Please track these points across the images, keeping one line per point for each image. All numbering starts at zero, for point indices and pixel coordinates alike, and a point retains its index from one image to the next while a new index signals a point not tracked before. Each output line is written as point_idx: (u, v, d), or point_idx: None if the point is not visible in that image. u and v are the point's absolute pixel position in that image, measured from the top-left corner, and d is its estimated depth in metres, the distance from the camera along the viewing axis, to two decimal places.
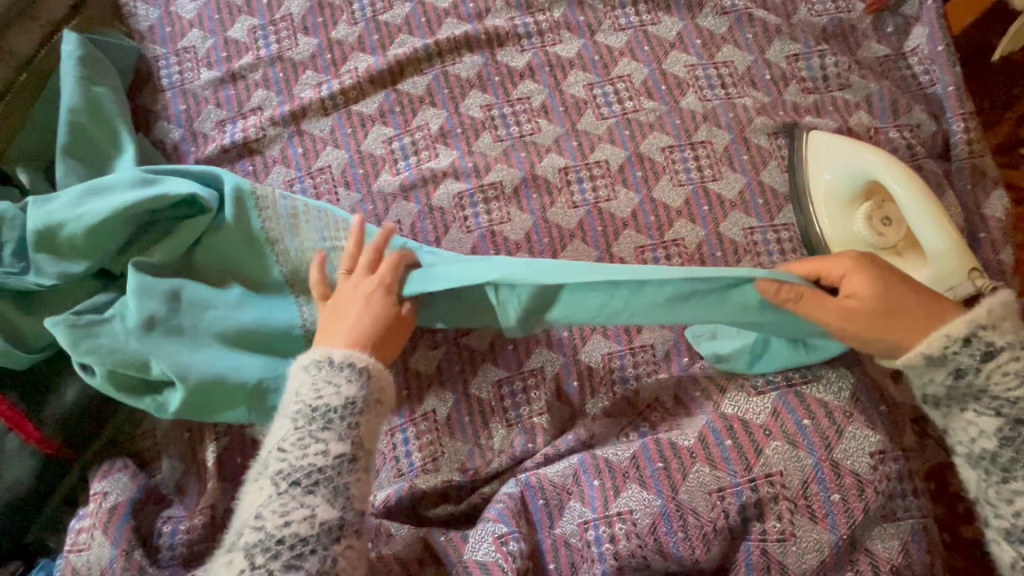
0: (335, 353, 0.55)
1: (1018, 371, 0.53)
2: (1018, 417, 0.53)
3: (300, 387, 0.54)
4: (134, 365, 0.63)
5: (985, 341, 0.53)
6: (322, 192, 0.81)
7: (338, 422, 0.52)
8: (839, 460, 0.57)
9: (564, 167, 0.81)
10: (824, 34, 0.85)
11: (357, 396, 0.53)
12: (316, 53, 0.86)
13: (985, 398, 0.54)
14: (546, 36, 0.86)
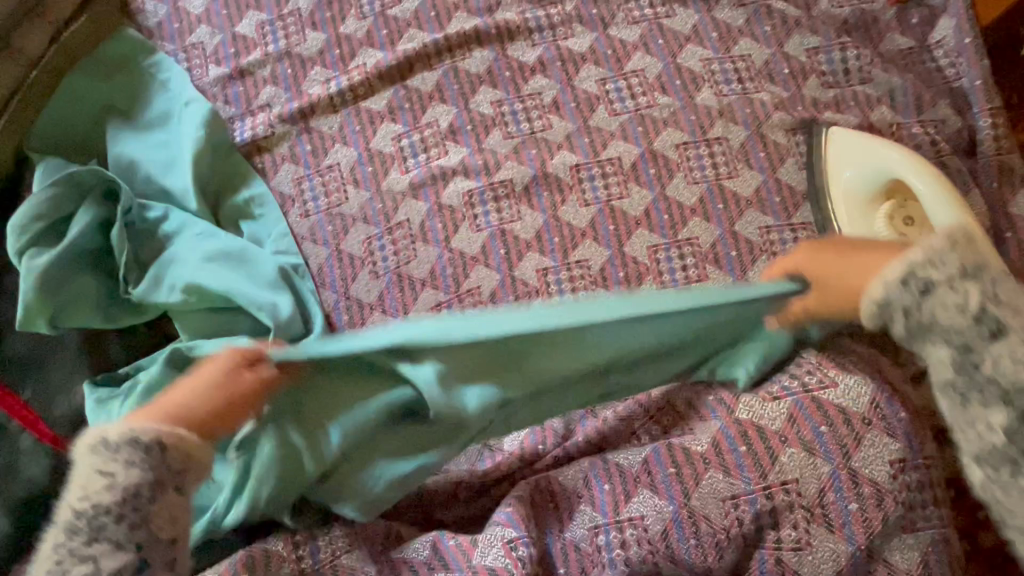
0: (130, 432, 0.47)
1: (961, 304, 0.46)
2: (969, 343, 0.46)
3: (82, 470, 0.47)
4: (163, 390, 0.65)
5: (924, 282, 0.47)
6: (331, 190, 0.80)
7: (111, 526, 0.46)
8: (857, 469, 0.56)
9: (575, 164, 0.79)
10: (845, 26, 0.82)
11: (133, 484, 0.46)
12: (324, 49, 0.85)
13: (936, 334, 0.47)
14: (557, 30, 0.84)
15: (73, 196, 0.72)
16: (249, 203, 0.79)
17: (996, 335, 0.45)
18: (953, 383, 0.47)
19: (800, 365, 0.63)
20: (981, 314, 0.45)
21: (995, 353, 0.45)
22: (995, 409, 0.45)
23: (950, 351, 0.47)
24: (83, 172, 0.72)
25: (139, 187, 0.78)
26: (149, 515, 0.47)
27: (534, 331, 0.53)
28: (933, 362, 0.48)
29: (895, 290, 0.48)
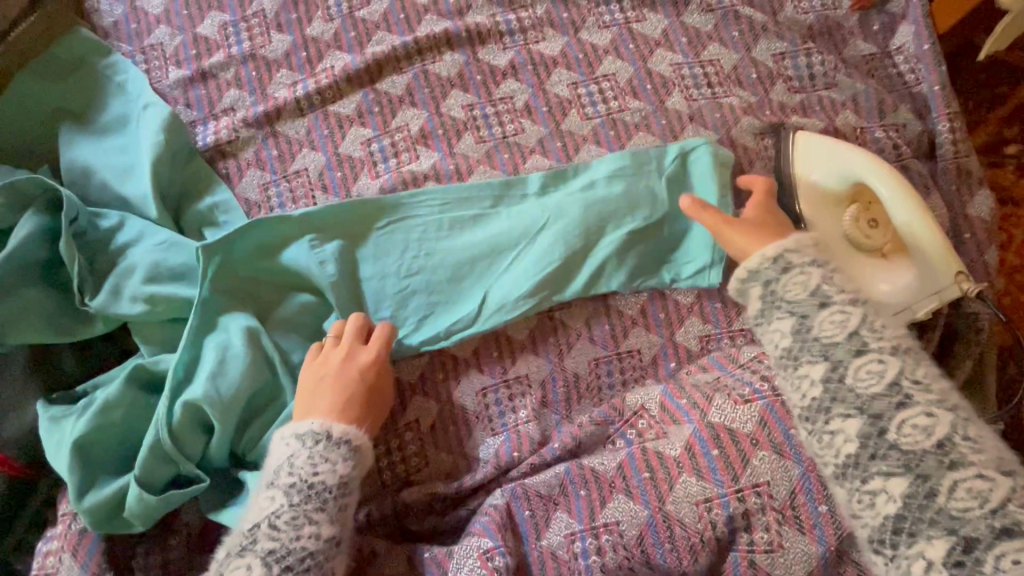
0: (336, 428, 0.59)
1: (804, 283, 0.56)
2: (806, 314, 0.55)
3: (297, 459, 0.58)
4: (113, 409, 0.63)
5: (788, 261, 0.57)
6: (299, 196, 0.78)
7: (331, 502, 0.57)
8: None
9: (548, 169, 0.79)
10: (810, 32, 0.84)
11: (350, 475, 0.58)
12: (290, 51, 0.83)
13: (784, 306, 0.56)
14: (528, 34, 0.84)
15: (17, 207, 0.68)
16: (211, 209, 0.76)
17: (859, 352, 0.52)
18: (809, 376, 0.53)
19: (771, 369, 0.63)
20: (852, 331, 0.53)
21: (855, 364, 0.52)
22: (840, 407, 0.51)
23: (794, 320, 0.55)
24: (27, 181, 0.68)
25: (94, 195, 0.75)
26: (346, 504, 0.58)
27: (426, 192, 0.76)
28: (792, 351, 0.55)
29: (766, 264, 0.58)
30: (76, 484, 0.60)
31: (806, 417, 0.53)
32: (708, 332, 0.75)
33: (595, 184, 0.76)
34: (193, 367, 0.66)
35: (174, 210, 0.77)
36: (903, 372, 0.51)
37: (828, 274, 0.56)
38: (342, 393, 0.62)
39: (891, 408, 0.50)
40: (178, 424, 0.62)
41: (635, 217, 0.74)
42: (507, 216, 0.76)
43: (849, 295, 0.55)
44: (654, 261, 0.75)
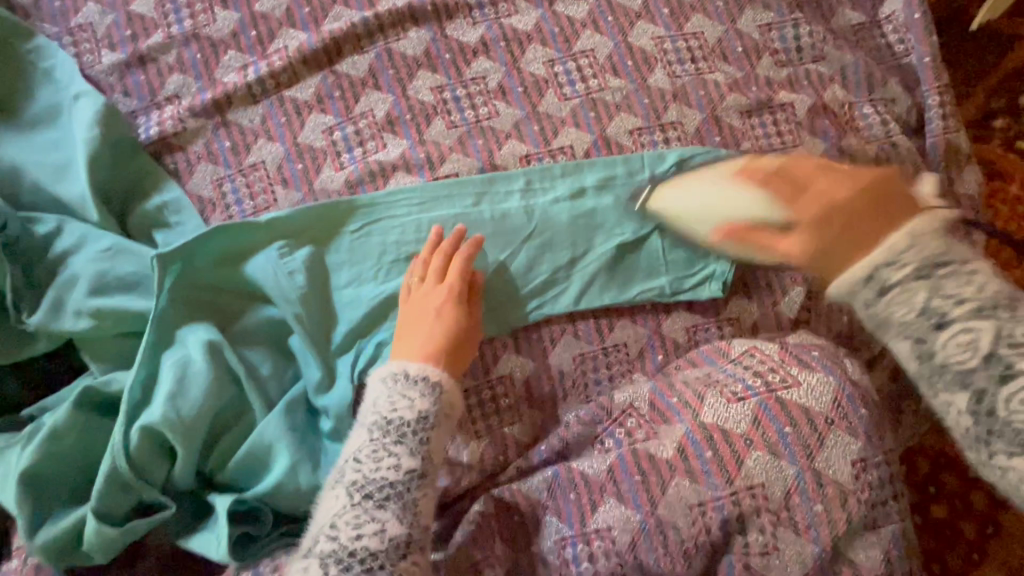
0: (411, 367, 0.58)
1: (910, 301, 0.46)
2: (920, 336, 0.46)
3: (377, 398, 0.57)
4: (62, 437, 0.58)
5: (882, 281, 0.48)
6: (257, 192, 0.72)
7: (410, 437, 0.55)
8: (820, 470, 0.55)
9: (525, 155, 0.75)
10: (798, 1, 0.79)
11: (430, 409, 0.57)
12: (237, 30, 0.75)
13: (897, 329, 0.47)
14: (499, 7, 0.77)
15: None
16: (160, 209, 0.70)
17: (1005, 376, 0.42)
18: (953, 407, 0.45)
19: (762, 362, 0.61)
20: (987, 353, 0.43)
21: (1003, 394, 0.42)
22: (999, 444, 0.43)
23: (908, 343, 0.47)
24: None
25: (27, 197, 0.68)
26: (429, 438, 0.56)
27: (406, 192, 0.71)
28: (921, 373, 0.47)
29: (859, 285, 0.49)
30: (25, 520, 0.55)
31: (970, 447, 0.45)
32: (694, 322, 0.73)
33: (583, 188, 0.73)
34: (150, 387, 0.61)
35: (119, 212, 0.70)
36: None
37: (937, 280, 0.46)
38: (434, 338, 0.61)
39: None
40: (137, 450, 0.58)
41: (625, 230, 0.72)
42: (490, 218, 0.72)
43: (973, 300, 0.45)
44: (646, 273, 0.72)
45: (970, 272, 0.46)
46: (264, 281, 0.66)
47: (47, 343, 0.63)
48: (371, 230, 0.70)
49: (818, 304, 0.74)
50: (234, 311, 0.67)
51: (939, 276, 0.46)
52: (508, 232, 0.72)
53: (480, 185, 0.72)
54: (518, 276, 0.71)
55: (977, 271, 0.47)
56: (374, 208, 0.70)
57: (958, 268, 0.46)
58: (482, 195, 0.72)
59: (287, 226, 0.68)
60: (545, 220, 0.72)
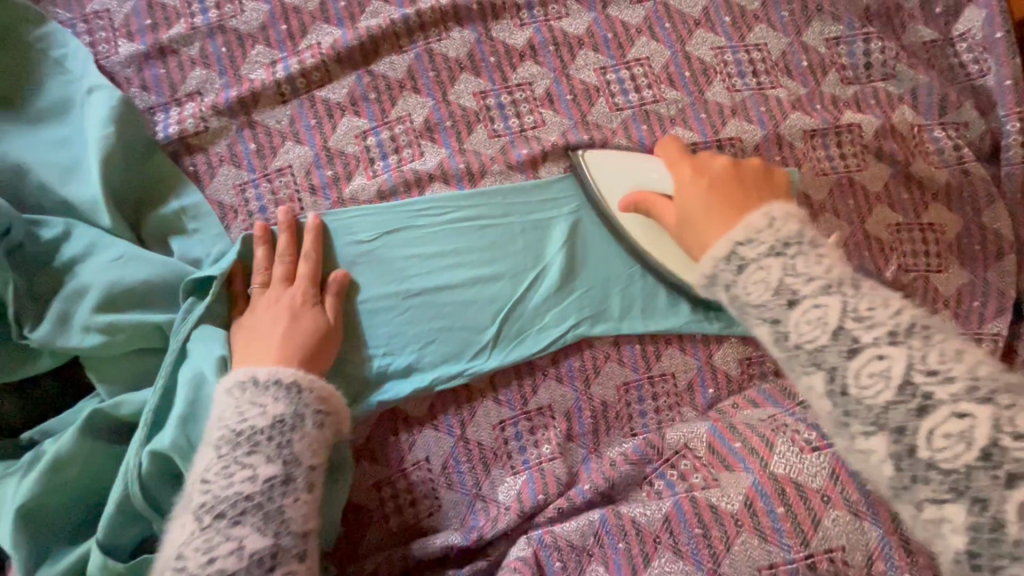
0: (261, 371, 0.53)
1: (765, 280, 0.44)
2: (778, 318, 0.44)
3: (223, 411, 0.51)
4: (68, 466, 0.53)
5: (741, 258, 0.46)
6: (283, 198, 0.67)
7: (264, 445, 0.48)
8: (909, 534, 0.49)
9: (570, 168, 0.69)
10: (867, 14, 0.74)
11: (285, 412, 0.51)
12: (266, 22, 0.69)
13: (804, 357, 0.42)
14: (549, 9, 0.72)
15: None
16: (178, 214, 0.64)
17: (922, 410, 0.37)
18: (812, 389, 0.42)
19: None
20: (900, 381, 0.38)
21: (853, 368, 0.40)
22: (856, 424, 0.39)
23: (768, 328, 0.44)
24: None
25: (30, 197, 0.62)
26: (290, 441, 0.49)
27: (424, 204, 0.67)
28: (783, 351, 0.43)
29: (719, 265, 0.47)
30: (22, 559, 0.50)
31: (833, 432, 0.41)
32: (749, 355, 0.68)
33: None
34: (165, 409, 0.56)
35: (132, 215, 0.64)
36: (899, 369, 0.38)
37: (851, 296, 0.42)
38: (286, 341, 0.56)
39: (911, 417, 0.37)
40: (149, 478, 0.53)
41: None
42: (521, 234, 0.68)
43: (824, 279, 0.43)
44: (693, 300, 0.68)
45: (820, 254, 0.44)
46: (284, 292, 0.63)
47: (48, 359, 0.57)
48: (389, 242, 0.66)
49: None
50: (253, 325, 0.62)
51: (795, 253, 0.45)
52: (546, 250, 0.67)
53: (501, 197, 0.68)
54: (554, 299, 0.67)
55: (827, 256, 0.45)
56: (387, 219, 0.66)
57: (807, 249, 0.45)
58: (506, 206, 0.68)
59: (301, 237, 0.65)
60: (576, 234, 0.68)
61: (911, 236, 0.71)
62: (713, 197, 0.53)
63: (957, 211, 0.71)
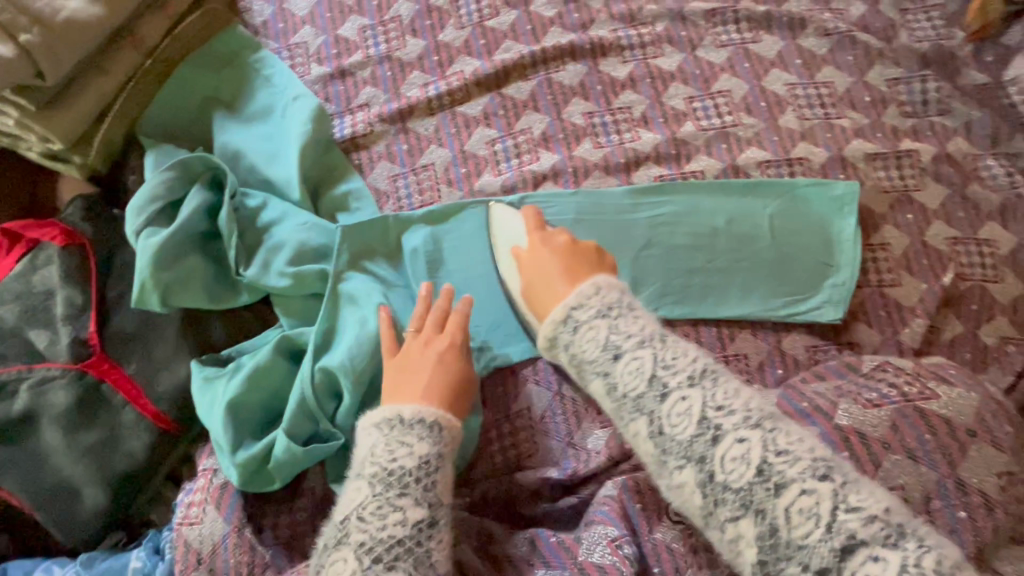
0: (406, 411, 0.58)
1: (595, 339, 0.57)
2: (605, 372, 0.56)
3: (376, 449, 0.57)
4: (264, 374, 0.68)
5: (574, 320, 0.58)
6: (425, 189, 0.83)
7: (413, 486, 0.54)
8: (964, 477, 0.57)
9: (660, 176, 0.83)
10: (925, 60, 0.86)
11: (429, 454, 0.56)
12: (423, 55, 0.88)
13: (631, 405, 0.54)
14: (647, 49, 0.87)
15: (185, 181, 0.73)
16: (346, 195, 0.82)
17: (716, 440, 0.50)
18: (638, 433, 0.54)
19: (896, 375, 0.64)
20: (698, 418, 0.51)
21: (666, 412, 0.52)
22: (673, 458, 0.51)
23: (602, 381, 0.56)
24: (195, 159, 0.73)
25: (241, 175, 0.81)
26: (433, 484, 0.55)
27: (532, 198, 0.81)
28: (613, 400, 0.55)
29: (557, 327, 0.59)
30: (228, 440, 0.64)
31: (658, 472, 0.53)
32: (815, 343, 0.78)
33: (700, 206, 0.81)
34: (330, 336, 0.71)
35: (311, 192, 0.82)
36: (704, 399, 0.52)
37: (710, 389, 0.52)
38: (434, 380, 0.62)
39: (708, 446, 0.50)
40: (319, 386, 0.67)
41: (743, 250, 0.80)
42: (615, 226, 0.81)
43: (685, 370, 0.53)
44: (761, 293, 0.79)
45: (636, 316, 0.58)
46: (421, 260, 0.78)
47: (247, 296, 0.73)
48: (504, 227, 0.80)
49: (938, 337, 0.78)
50: (395, 283, 0.77)
51: (618, 316, 0.58)
52: (635, 242, 0.80)
53: (597, 196, 0.81)
54: (641, 281, 0.79)
55: (642, 315, 0.58)
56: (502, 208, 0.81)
57: (627, 312, 0.58)
58: (601, 203, 0.81)
59: (433, 218, 0.80)
60: (662, 229, 0.81)
61: (967, 249, 0.80)
62: (558, 259, 0.64)
63: (1011, 229, 0.80)
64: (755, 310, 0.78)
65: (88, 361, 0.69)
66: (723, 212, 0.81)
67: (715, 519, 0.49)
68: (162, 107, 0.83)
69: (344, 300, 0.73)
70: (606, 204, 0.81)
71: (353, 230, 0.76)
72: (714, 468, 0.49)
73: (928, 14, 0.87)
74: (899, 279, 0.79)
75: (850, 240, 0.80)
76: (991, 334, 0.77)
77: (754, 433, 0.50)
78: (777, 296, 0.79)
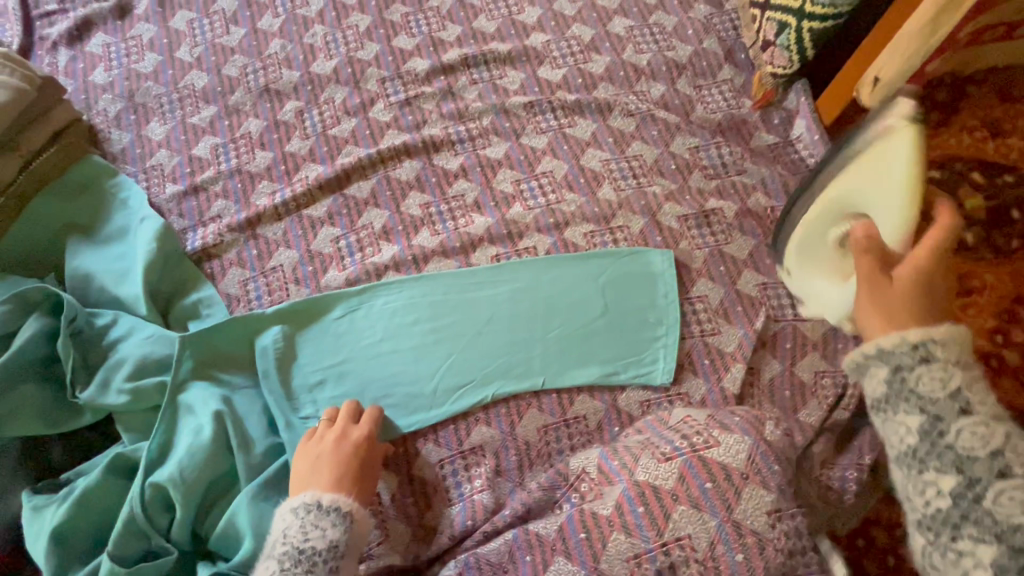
0: (324, 498, 0.65)
1: (942, 381, 0.50)
2: (900, 366, 0.52)
3: (290, 529, 0.63)
4: (90, 497, 0.68)
5: (923, 349, 0.51)
6: (275, 289, 0.88)
7: (320, 567, 0.61)
8: (739, 520, 0.61)
9: (496, 255, 0.90)
10: (720, 128, 0.97)
11: (341, 539, 0.63)
12: (270, 165, 0.95)
13: (913, 401, 0.51)
14: (476, 141, 0.97)
15: (23, 312, 0.76)
16: (197, 303, 0.86)
17: (1001, 476, 0.47)
18: (905, 427, 0.52)
19: (691, 426, 0.69)
20: (994, 450, 0.48)
21: (957, 428, 0.49)
22: (934, 465, 0.50)
23: (924, 417, 0.51)
24: (32, 290, 0.77)
25: (93, 297, 0.85)
26: (336, 568, 0.62)
27: (378, 286, 0.87)
28: (897, 397, 0.52)
29: (898, 347, 0.52)
30: (51, 570, 0.65)
31: (900, 465, 0.53)
32: (648, 397, 0.83)
33: (535, 280, 0.88)
34: (166, 448, 0.73)
35: (161, 306, 0.86)
36: (1011, 443, 0.48)
37: (1015, 435, 0.49)
38: (342, 472, 0.68)
39: (990, 476, 0.48)
40: (149, 502, 0.68)
41: (577, 319, 0.86)
42: (456, 305, 0.86)
43: (995, 412, 0.50)
44: (597, 358, 0.84)
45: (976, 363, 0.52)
46: (270, 359, 0.81)
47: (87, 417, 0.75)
48: (353, 316, 0.85)
49: (759, 378, 0.83)
50: (243, 386, 0.81)
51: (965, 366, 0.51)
52: (475, 319, 0.85)
53: (437, 279, 0.87)
54: (483, 356, 0.83)
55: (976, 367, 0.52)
56: (349, 298, 0.86)
57: (962, 366, 0.51)
58: (443, 284, 0.87)
59: (282, 316, 0.84)
60: (501, 305, 0.86)
61: (777, 293, 0.88)
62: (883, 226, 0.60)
63: None
64: (594, 375, 0.83)
65: None
66: (555, 284, 0.87)
67: (943, 541, 0.49)
68: (18, 240, 0.87)
69: (182, 411, 0.75)
70: (448, 284, 0.87)
71: (197, 338, 0.79)
72: (987, 504, 0.47)
73: (719, 88, 0.99)
74: (717, 327, 0.86)
75: (673, 302, 0.86)
76: (806, 370, 0.83)
77: None
78: (611, 359, 0.84)
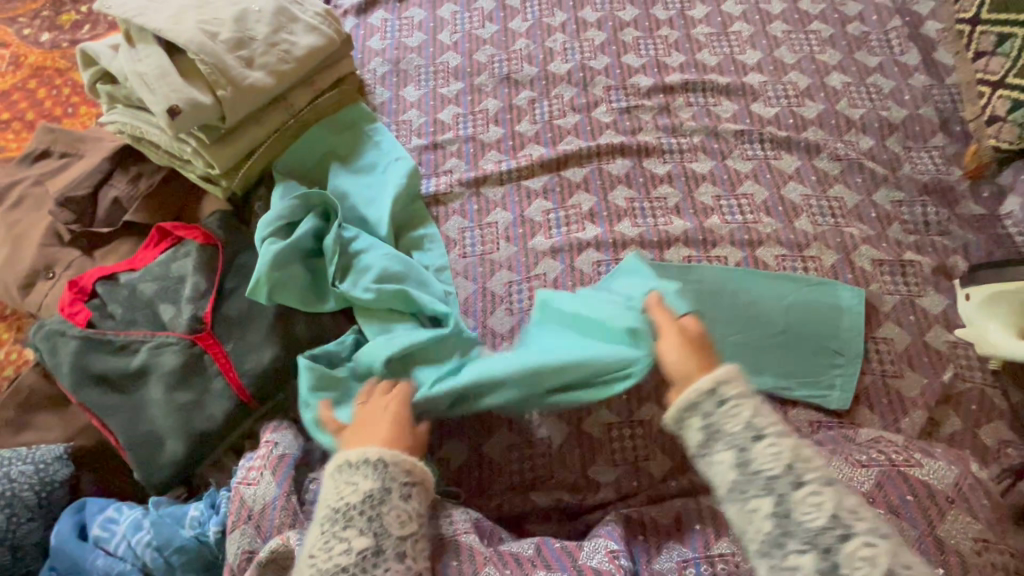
0: (351, 455, 0.65)
1: (776, 453, 0.60)
2: (742, 445, 0.61)
3: (329, 492, 0.64)
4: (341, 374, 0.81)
5: (721, 394, 0.63)
6: (488, 241, 1.00)
7: (357, 519, 0.61)
8: (943, 539, 0.62)
9: (688, 256, 0.97)
10: (926, 189, 1.00)
11: (374, 488, 0.63)
12: (500, 139, 1.09)
13: (757, 478, 0.59)
14: (685, 154, 1.06)
15: (303, 209, 0.93)
16: (422, 238, 1.00)
17: (835, 524, 0.56)
18: (759, 510, 0.58)
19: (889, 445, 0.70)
20: (787, 463, 0.59)
21: (796, 497, 0.58)
22: (793, 543, 0.56)
23: (770, 497, 0.58)
24: (315, 194, 0.93)
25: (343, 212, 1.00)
26: (379, 514, 0.62)
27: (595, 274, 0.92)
28: (749, 480, 0.60)
29: (705, 396, 0.63)
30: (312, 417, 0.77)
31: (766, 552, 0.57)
32: (819, 419, 0.85)
33: (728, 286, 0.93)
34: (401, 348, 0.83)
35: (392, 230, 1.00)
36: (798, 455, 0.60)
37: (804, 467, 0.59)
38: (405, 438, 0.70)
39: (836, 541, 0.55)
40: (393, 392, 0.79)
41: (762, 329, 0.89)
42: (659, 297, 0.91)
43: (777, 461, 0.59)
44: (777, 371, 0.87)
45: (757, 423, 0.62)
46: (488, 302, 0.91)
47: (334, 302, 0.88)
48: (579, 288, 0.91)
49: (938, 430, 0.83)
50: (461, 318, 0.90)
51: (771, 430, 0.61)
52: None
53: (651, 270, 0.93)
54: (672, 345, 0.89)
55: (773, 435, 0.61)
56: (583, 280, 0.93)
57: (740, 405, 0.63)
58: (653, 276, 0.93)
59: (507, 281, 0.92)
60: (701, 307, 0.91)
61: (966, 354, 0.88)
62: None
63: None
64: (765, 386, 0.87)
65: (198, 335, 0.84)
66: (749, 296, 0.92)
67: None
68: (292, 153, 1.04)
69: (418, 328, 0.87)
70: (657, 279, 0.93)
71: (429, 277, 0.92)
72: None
73: (930, 153, 1.03)
74: (900, 370, 0.87)
75: (858, 337, 0.89)
76: (989, 435, 0.83)
77: (881, 541, 0.55)
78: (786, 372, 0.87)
